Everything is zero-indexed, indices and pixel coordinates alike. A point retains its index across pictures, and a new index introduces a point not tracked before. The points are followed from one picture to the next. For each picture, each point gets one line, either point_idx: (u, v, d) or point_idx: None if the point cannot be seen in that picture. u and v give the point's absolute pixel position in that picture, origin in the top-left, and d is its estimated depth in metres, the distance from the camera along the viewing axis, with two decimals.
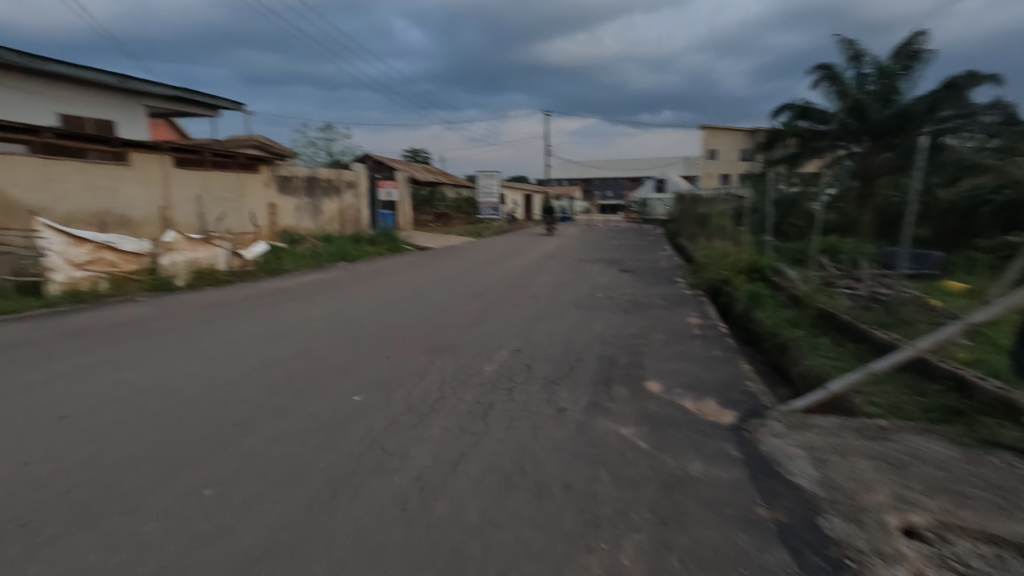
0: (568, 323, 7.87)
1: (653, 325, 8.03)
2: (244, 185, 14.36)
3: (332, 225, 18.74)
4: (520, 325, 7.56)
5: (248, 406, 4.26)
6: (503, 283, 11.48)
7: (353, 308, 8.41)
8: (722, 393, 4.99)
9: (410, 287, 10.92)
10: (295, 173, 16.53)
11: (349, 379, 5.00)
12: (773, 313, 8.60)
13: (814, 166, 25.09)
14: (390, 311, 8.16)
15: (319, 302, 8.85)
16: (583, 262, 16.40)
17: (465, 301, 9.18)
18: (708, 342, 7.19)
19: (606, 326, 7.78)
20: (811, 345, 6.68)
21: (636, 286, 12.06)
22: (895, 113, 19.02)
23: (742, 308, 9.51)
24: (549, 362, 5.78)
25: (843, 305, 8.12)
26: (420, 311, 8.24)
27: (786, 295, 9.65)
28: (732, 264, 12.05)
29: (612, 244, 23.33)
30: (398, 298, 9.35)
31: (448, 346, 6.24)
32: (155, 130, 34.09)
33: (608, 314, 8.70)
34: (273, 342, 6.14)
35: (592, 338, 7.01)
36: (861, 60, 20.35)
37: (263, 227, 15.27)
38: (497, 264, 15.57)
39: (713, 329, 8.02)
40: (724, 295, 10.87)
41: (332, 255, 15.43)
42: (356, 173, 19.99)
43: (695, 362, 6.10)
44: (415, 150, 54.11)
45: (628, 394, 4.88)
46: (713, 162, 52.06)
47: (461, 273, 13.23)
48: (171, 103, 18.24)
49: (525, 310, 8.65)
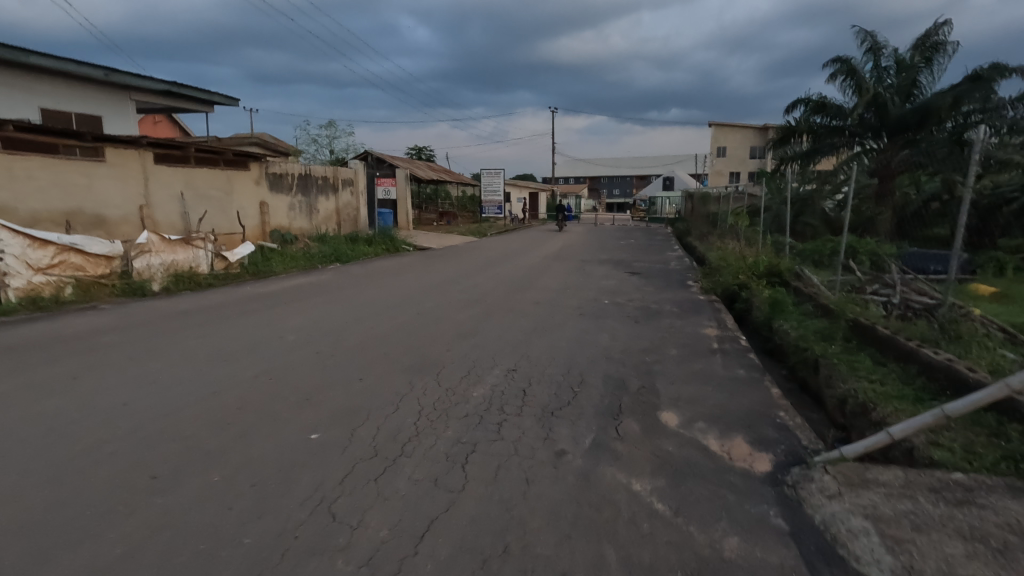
0: (571, 335, 7.09)
1: (666, 337, 7.25)
2: (232, 183, 13.68)
3: (328, 224, 18.04)
4: (517, 338, 6.79)
5: (180, 447, 3.52)
6: (503, 288, 10.70)
7: (336, 316, 7.66)
8: (751, 428, 4.20)
9: (402, 291, 10.14)
10: (288, 170, 15.83)
11: (309, 410, 4.25)
12: (798, 324, 7.79)
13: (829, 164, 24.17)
14: (375, 321, 7.41)
15: (299, 309, 8.11)
16: (589, 264, 15.56)
17: (459, 310, 8.41)
18: (729, 358, 6.39)
19: (614, 339, 6.99)
20: (847, 365, 5.88)
21: (645, 291, 11.25)
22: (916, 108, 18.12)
23: (763, 318, 8.70)
24: (548, 385, 5.01)
25: (878, 316, 7.32)
26: (408, 321, 7.49)
27: (810, 303, 8.85)
28: (748, 267, 11.25)
29: (619, 245, 22.49)
30: (386, 305, 8.59)
31: (434, 365, 5.47)
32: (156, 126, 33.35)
33: (615, 324, 7.91)
34: (233, 361, 5.40)
35: (598, 353, 6.23)
36: (879, 53, 19.39)
37: (253, 227, 14.57)
38: (498, 265, 14.79)
39: (732, 341, 7.23)
40: (741, 301, 10.06)
41: (326, 256, 14.73)
42: (354, 170, 19.28)
43: (716, 384, 5.32)
44: (419, 146, 53.20)
45: (641, 430, 4.09)
46: (722, 160, 51.02)
47: (459, 276, 12.51)
48: (161, 98, 17.60)
49: (523, 320, 7.87)
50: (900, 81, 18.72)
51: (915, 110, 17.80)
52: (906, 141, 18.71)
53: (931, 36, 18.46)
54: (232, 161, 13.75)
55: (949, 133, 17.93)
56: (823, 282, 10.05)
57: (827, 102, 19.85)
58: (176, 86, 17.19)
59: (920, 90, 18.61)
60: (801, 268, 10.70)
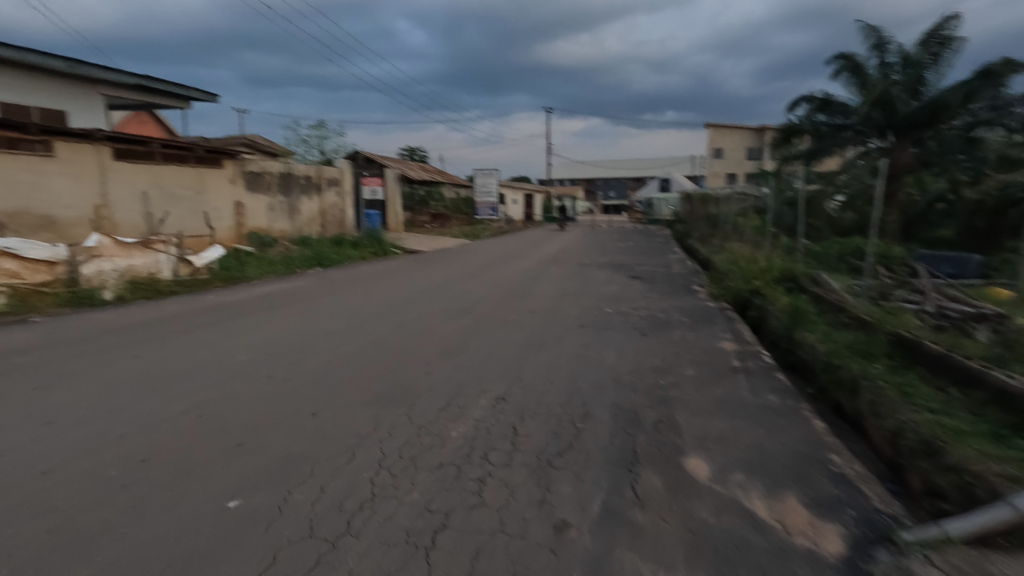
0: (572, 351, 6.19)
1: (679, 353, 6.36)
2: (204, 181, 12.73)
3: (312, 226, 17.10)
4: (510, 356, 5.88)
5: (42, 528, 2.59)
6: (496, 295, 9.80)
7: (304, 329, 6.75)
8: (804, 482, 3.30)
9: (385, 299, 9.24)
10: (265, 169, 14.87)
11: (238, 461, 3.33)
12: (826, 336, 6.94)
13: (834, 164, 23.33)
14: (347, 335, 6.50)
15: (264, 321, 7.19)
16: (588, 268, 14.65)
17: (445, 321, 7.49)
18: (757, 379, 5.49)
19: (621, 355, 6.10)
20: (898, 389, 5.01)
21: (650, 297, 10.36)
22: (925, 105, 16.65)
23: (783, 329, 7.82)
24: (545, 420, 4.09)
25: (919, 327, 6.47)
26: (386, 335, 6.57)
27: (834, 312, 7.99)
28: (760, 272, 10.35)
29: (618, 247, 21.62)
30: (364, 316, 7.68)
31: (407, 394, 4.54)
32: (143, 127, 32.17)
33: (621, 337, 7.01)
34: (163, 391, 4.46)
35: (603, 375, 5.32)
36: (884, 48, 18.51)
37: (227, 230, 13.58)
38: (491, 269, 13.87)
39: (755, 357, 6.33)
40: (755, 308, 9.21)
41: (306, 260, 13.77)
42: (340, 170, 18.38)
43: (747, 415, 4.42)
44: (412, 147, 52.30)
45: (665, 486, 3.18)
46: (720, 161, 50.25)
47: (448, 281, 11.60)
48: (133, 92, 16.64)
49: (517, 333, 6.96)
50: (907, 77, 17.82)
51: (923, 106, 16.64)
52: (914, 140, 17.61)
53: (938, 30, 17.59)
54: (204, 158, 12.79)
55: (959, 131, 17.06)
56: (845, 288, 9.16)
57: (832, 99, 18.70)
58: (148, 79, 16.25)
59: (928, 87, 17.74)
60: (818, 273, 9.83)
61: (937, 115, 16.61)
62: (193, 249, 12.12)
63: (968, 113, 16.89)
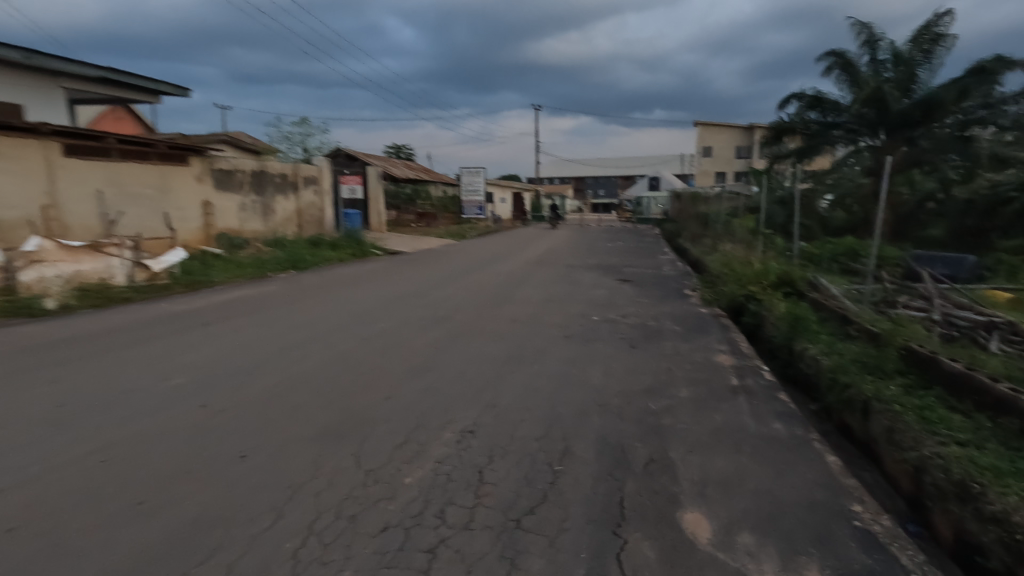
0: (554, 368, 5.60)
1: (672, 369, 5.81)
2: (168, 180, 12.02)
3: (288, 227, 16.39)
4: (484, 374, 5.29)
5: None
6: (476, 301, 9.20)
7: (258, 344, 6.12)
8: (824, 546, 2.74)
9: (357, 306, 8.60)
10: (237, 166, 14.13)
11: (132, 529, 2.71)
12: (829, 348, 6.43)
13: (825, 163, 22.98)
14: (306, 351, 5.88)
15: (217, 333, 6.56)
16: (576, 270, 14.09)
17: (418, 332, 6.89)
18: (759, 401, 4.93)
19: (609, 373, 5.52)
20: (917, 414, 4.48)
21: (640, 303, 9.81)
22: (918, 102, 16.22)
23: (782, 338, 7.30)
24: (517, 461, 3.51)
25: (930, 339, 5.96)
26: (349, 350, 5.98)
27: (836, 320, 7.48)
28: (755, 276, 9.85)
29: (608, 248, 21.13)
30: (330, 326, 7.06)
31: (360, 427, 3.94)
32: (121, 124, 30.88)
33: (609, 350, 6.44)
34: (72, 427, 3.84)
35: (588, 399, 4.74)
36: (876, 45, 17.95)
37: (194, 232, 12.85)
38: (474, 272, 13.25)
39: (756, 373, 5.77)
40: (750, 314, 8.73)
41: (280, 263, 13.07)
42: (318, 168, 17.67)
43: (752, 450, 3.85)
44: (397, 145, 51.50)
45: (658, 556, 2.61)
46: (709, 160, 49.99)
47: (427, 285, 11.00)
48: (95, 85, 15.90)
49: (495, 346, 6.37)
50: (898, 75, 17.43)
51: (917, 103, 16.21)
52: (906, 138, 17.08)
53: (930, 27, 17.20)
54: (167, 155, 12.06)
55: (951, 129, 16.73)
56: (845, 292, 8.70)
57: (823, 97, 18.01)
58: (114, 72, 15.50)
59: (920, 85, 17.25)
60: (816, 277, 9.35)
61: (931, 112, 16.20)
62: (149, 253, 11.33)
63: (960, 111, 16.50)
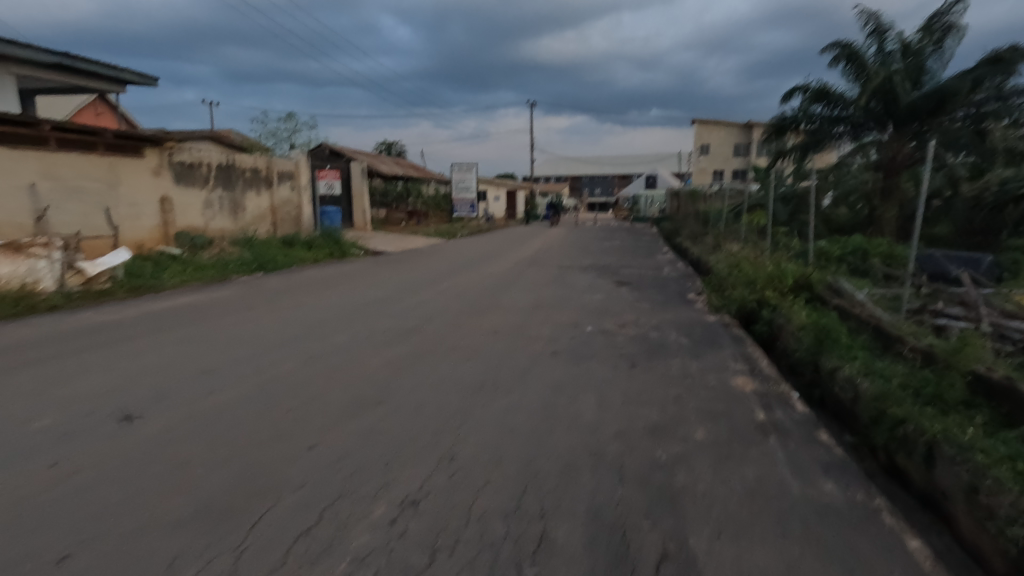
0: (537, 397, 4.52)
1: (681, 397, 4.73)
2: (118, 173, 10.90)
3: (262, 225, 15.25)
4: (448, 409, 4.21)
5: None
6: (454, 308, 8.11)
7: (176, 366, 5.03)
8: None
9: (314, 315, 7.50)
10: (200, 159, 12.97)
11: None
12: (868, 369, 5.41)
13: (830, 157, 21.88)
14: (230, 376, 4.79)
15: (132, 353, 5.46)
16: (569, 271, 13.02)
17: (377, 349, 5.80)
18: (797, 445, 3.85)
19: (604, 403, 4.45)
20: (1009, 468, 3.46)
21: (639, 309, 8.73)
22: (927, 95, 14.98)
23: (806, 354, 6.30)
24: (468, 559, 2.46)
25: (996, 360, 4.93)
26: (287, 373, 4.90)
27: (869, 332, 6.48)
28: (768, 278, 8.85)
29: (604, 247, 20.10)
30: (275, 341, 5.99)
31: (258, 498, 2.87)
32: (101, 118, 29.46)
33: (604, 371, 5.35)
34: None
35: (576, 444, 3.68)
36: (884, 35, 16.75)
37: (149, 230, 11.72)
38: (458, 274, 12.18)
39: (785, 402, 4.69)
40: (765, 322, 7.74)
41: (245, 264, 11.99)
42: (294, 162, 16.55)
43: (804, 533, 2.77)
44: (388, 142, 50.36)
45: None
46: (706, 158, 49.04)
47: (402, 289, 9.91)
48: (50, 72, 14.69)
49: (466, 367, 5.28)
50: (906, 66, 16.32)
51: (927, 95, 14.98)
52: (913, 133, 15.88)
53: (941, 16, 16.08)
54: (116, 145, 10.94)
55: (964, 124, 15.30)
56: (870, 297, 7.71)
57: (830, 90, 16.64)
58: (71, 57, 14.45)
59: (929, 77, 16.17)
60: (838, 280, 8.34)
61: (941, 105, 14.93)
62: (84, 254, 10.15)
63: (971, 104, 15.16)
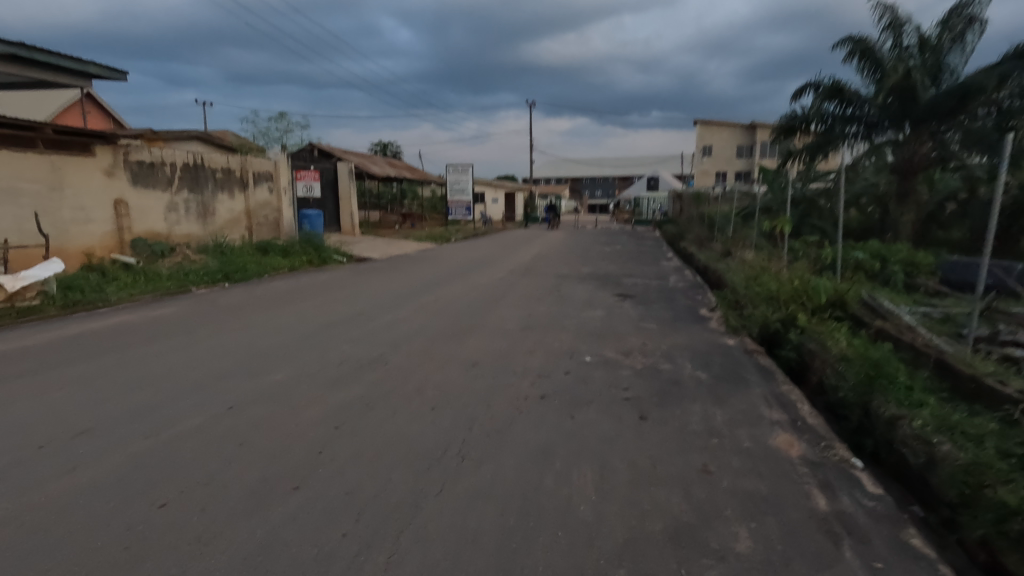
0: (515, 475, 3.34)
1: (711, 468, 3.58)
2: (60, 173, 9.76)
3: (235, 229, 14.06)
4: (389, 497, 3.05)
5: None
6: (430, 331, 6.94)
7: (55, 420, 3.94)
8: None
9: (261, 341, 6.33)
10: (161, 158, 11.79)
11: None
12: (945, 424, 4.23)
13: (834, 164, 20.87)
14: (113, 439, 3.64)
15: (5, 401, 4.29)
16: (567, 282, 11.83)
17: (323, 392, 4.67)
18: (886, 564, 2.71)
19: (607, 485, 3.27)
20: None
21: (645, 331, 7.53)
22: (949, 91, 13.67)
23: (851, 393, 5.09)
24: None
25: None
26: (190, 434, 3.74)
27: (930, 368, 5.33)
28: (794, 294, 7.64)
29: (605, 252, 18.97)
30: (195, 381, 4.81)
31: None
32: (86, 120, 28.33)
33: (606, 425, 4.19)
34: None
35: (565, 563, 2.55)
36: (900, 29, 15.46)
37: (101, 237, 10.57)
38: (445, 285, 11.05)
39: (849, 479, 3.53)
40: (792, 347, 6.60)
41: (209, 274, 10.80)
42: (273, 162, 15.38)
43: None
44: (384, 143, 49.34)
45: None
46: (709, 159, 47.84)
47: (378, 304, 8.79)
48: (7, 63, 13.59)
49: (430, 420, 4.14)
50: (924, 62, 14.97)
51: (948, 92, 13.66)
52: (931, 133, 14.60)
53: (963, 7, 14.67)
54: (58, 142, 9.81)
55: (985, 123, 14.08)
56: (920, 322, 6.52)
57: (843, 86, 15.42)
58: (26, 49, 13.26)
59: (950, 74, 14.81)
60: (878, 298, 7.14)
61: (964, 103, 13.60)
62: (13, 265, 8.94)
63: (995, 103, 13.82)
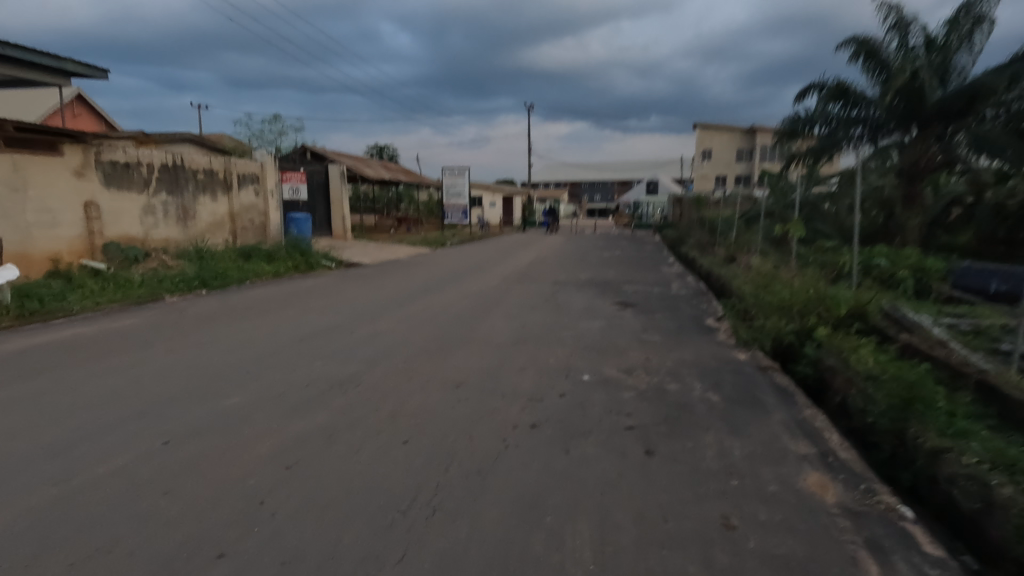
0: (494, 535, 2.73)
1: (735, 522, 2.96)
2: (24, 174, 9.16)
3: (217, 233, 13.46)
4: (335, 569, 2.45)
5: None
6: (413, 345, 6.33)
7: None
8: None
9: (225, 357, 5.71)
10: (136, 159, 11.19)
11: None
12: (1003, 463, 3.60)
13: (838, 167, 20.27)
14: (16, 486, 3.02)
15: None
16: (564, 289, 11.20)
17: (281, 419, 4.06)
18: None
19: (607, 549, 2.66)
20: None
21: (649, 345, 6.91)
22: (957, 92, 13.04)
23: (882, 420, 4.47)
24: None
25: None
26: (109, 479, 3.12)
27: (972, 390, 4.69)
28: (808, 303, 7.01)
29: (605, 258, 18.36)
30: (136, 407, 4.20)
31: None
32: (75, 121, 27.67)
33: (608, 462, 3.57)
34: None
35: None
36: (907, 29, 14.86)
37: (70, 242, 9.97)
38: (436, 292, 10.44)
39: (901, 535, 2.92)
40: (810, 364, 5.96)
41: (184, 280, 10.17)
42: (258, 164, 14.76)
43: None
44: (381, 146, 48.78)
45: None
46: (709, 163, 47.32)
47: (362, 314, 8.17)
48: None
49: (401, 457, 3.52)
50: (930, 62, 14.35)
51: (956, 93, 13.02)
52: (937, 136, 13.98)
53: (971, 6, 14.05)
54: (22, 141, 9.21)
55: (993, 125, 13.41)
56: (950, 336, 5.89)
57: (847, 87, 14.79)
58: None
59: (957, 74, 14.19)
60: (900, 309, 6.50)
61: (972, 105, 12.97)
62: None
63: (1005, 106, 13.18)
